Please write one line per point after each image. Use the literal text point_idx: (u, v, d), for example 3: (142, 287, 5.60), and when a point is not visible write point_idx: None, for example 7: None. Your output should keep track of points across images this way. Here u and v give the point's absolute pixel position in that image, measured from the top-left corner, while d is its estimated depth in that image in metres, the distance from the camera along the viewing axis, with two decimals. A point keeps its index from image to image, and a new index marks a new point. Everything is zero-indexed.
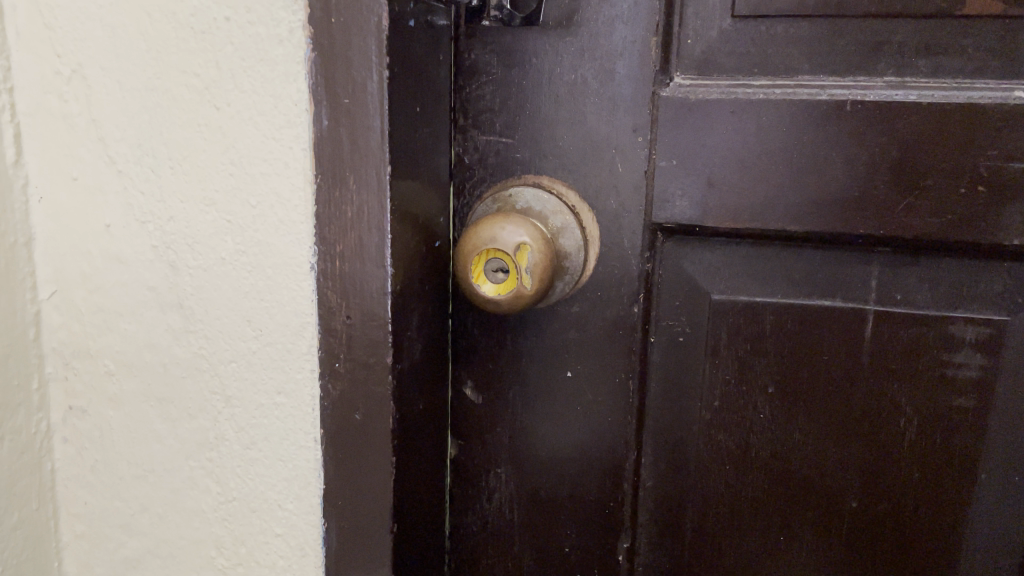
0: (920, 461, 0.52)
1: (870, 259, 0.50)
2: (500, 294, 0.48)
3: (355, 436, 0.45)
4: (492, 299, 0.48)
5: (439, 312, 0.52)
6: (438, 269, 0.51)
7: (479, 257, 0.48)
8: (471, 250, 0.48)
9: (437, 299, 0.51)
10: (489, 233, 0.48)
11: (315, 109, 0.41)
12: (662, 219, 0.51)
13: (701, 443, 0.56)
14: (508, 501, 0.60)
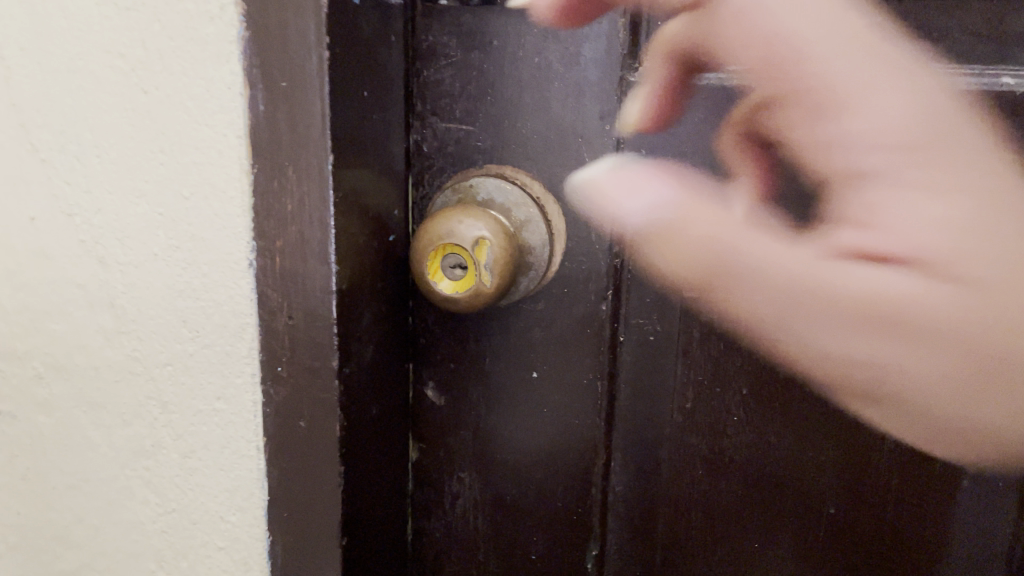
0: (901, 467, 0.50)
1: None
2: (458, 292, 0.45)
3: (300, 444, 0.42)
4: (448, 297, 0.45)
5: (395, 311, 0.49)
6: (393, 265, 0.48)
7: (436, 252, 0.45)
8: (427, 246, 0.45)
9: (392, 296, 0.48)
10: (447, 226, 0.45)
11: (251, 94, 0.38)
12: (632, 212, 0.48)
13: (672, 446, 0.54)
14: (472, 506, 0.57)
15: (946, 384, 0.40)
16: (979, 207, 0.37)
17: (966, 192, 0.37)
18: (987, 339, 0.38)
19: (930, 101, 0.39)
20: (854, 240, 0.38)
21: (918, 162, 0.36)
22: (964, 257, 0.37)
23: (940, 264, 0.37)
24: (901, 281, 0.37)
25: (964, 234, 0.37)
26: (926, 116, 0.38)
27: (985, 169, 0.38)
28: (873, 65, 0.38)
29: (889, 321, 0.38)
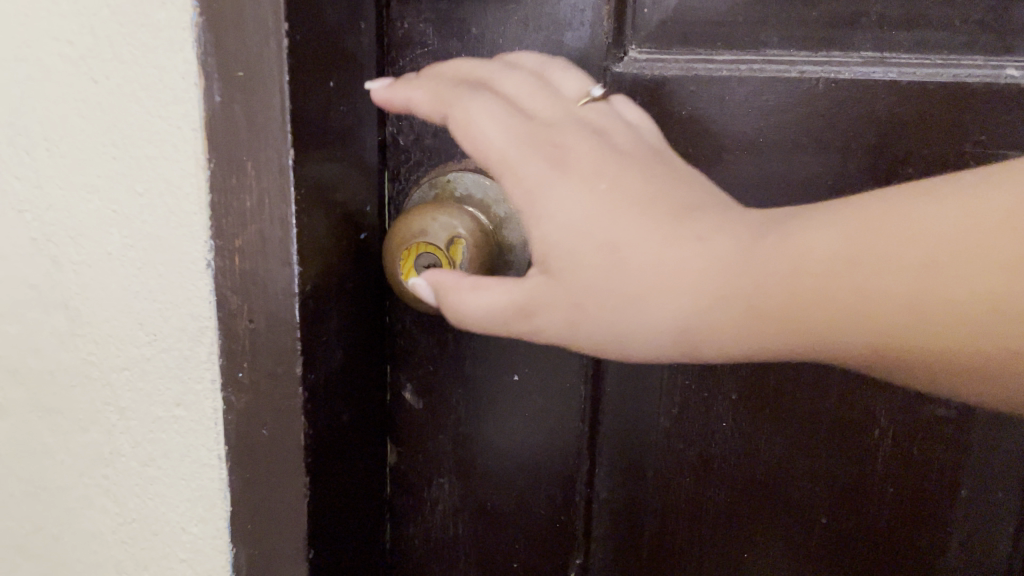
0: (893, 470, 0.49)
1: None
2: None
3: (263, 453, 0.40)
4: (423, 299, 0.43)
5: (368, 312, 0.47)
6: (365, 265, 0.46)
7: (408, 252, 0.43)
8: (398, 245, 0.43)
9: (364, 298, 0.46)
10: (421, 224, 0.42)
11: (206, 84, 0.35)
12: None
13: (659, 451, 0.52)
14: (451, 513, 0.55)
15: (944, 331, 0.29)
16: (757, 243, 0.31)
17: (709, 249, 0.32)
18: (908, 278, 0.28)
19: (632, 191, 0.34)
20: (560, 326, 0.34)
21: (581, 258, 0.33)
22: (688, 315, 0.32)
23: (732, 294, 0.31)
24: (714, 305, 0.32)
25: (735, 288, 0.31)
26: (661, 200, 0.33)
27: (696, 232, 0.32)
28: (622, 181, 0.34)
29: (782, 314, 0.31)
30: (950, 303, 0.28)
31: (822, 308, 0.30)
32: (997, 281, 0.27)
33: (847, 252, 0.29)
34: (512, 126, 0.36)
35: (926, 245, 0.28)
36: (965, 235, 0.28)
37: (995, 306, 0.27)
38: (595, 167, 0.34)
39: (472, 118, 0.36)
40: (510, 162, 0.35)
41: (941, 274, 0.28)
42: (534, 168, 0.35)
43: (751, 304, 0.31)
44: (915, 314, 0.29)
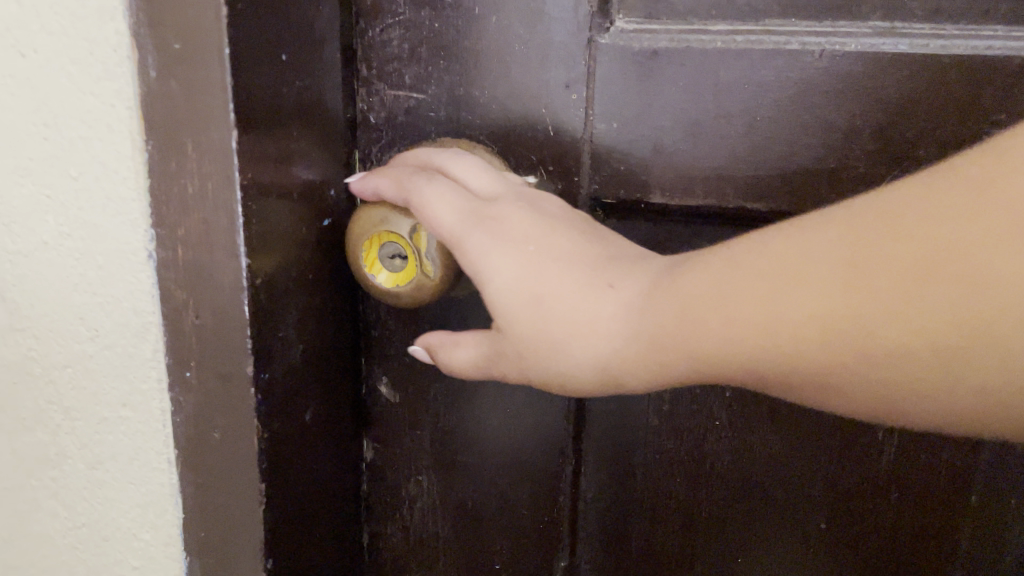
0: (901, 473, 0.45)
1: None
2: (398, 285, 0.41)
3: (214, 458, 0.37)
4: (388, 291, 0.41)
5: (335, 304, 0.44)
6: (331, 252, 0.42)
7: (372, 241, 0.41)
8: (362, 233, 0.41)
9: (331, 288, 0.43)
10: (382, 212, 0.41)
11: (141, 57, 0.32)
12: (606, 186, 0.44)
13: (647, 451, 0.49)
14: (431, 512, 0.53)
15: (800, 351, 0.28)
16: (657, 288, 0.33)
17: (617, 294, 0.34)
18: (758, 304, 0.29)
19: (560, 251, 0.36)
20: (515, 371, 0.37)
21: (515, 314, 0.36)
22: (609, 355, 0.33)
23: (637, 335, 0.33)
24: (621, 338, 0.33)
25: (637, 329, 0.33)
26: (582, 255, 0.36)
27: (609, 281, 0.34)
28: (552, 242, 0.36)
29: (670, 347, 0.32)
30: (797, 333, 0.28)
31: (696, 338, 0.31)
32: (831, 302, 0.27)
33: (716, 286, 0.30)
34: (458, 203, 0.38)
35: (780, 273, 0.28)
36: (807, 261, 0.28)
37: (833, 326, 0.27)
38: (531, 232, 0.37)
39: (426, 201, 0.38)
40: (459, 238, 0.38)
41: (790, 293, 0.28)
42: (477, 240, 0.37)
43: (649, 337, 0.32)
44: (771, 341, 0.29)
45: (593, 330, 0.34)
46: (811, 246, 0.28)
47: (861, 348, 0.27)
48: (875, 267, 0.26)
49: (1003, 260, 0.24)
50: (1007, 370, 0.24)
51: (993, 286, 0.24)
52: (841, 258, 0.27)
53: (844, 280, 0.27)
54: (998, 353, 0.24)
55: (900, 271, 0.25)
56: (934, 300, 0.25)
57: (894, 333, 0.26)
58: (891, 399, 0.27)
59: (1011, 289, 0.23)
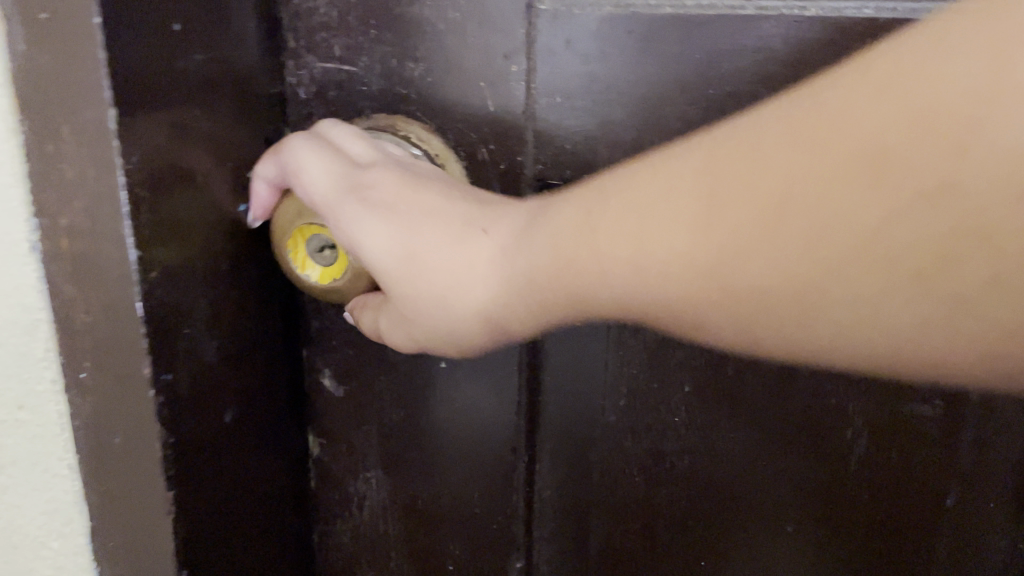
0: (871, 474, 0.42)
1: None
2: (337, 278, 0.38)
3: (118, 464, 0.34)
4: (329, 287, 0.38)
5: (260, 295, 0.41)
6: (253, 240, 0.39)
7: (295, 239, 0.38)
8: (283, 234, 0.38)
9: (254, 278, 0.40)
10: (296, 206, 0.38)
11: (8, 29, 0.29)
12: (551, 167, 0.41)
13: (606, 450, 0.46)
14: (380, 511, 0.50)
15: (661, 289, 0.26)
16: (529, 229, 0.31)
17: (493, 239, 0.32)
18: (620, 241, 0.27)
19: (431, 204, 0.34)
20: (405, 339, 0.36)
21: (392, 275, 0.34)
22: (490, 305, 0.32)
23: (515, 281, 0.31)
24: (500, 285, 0.32)
25: (514, 274, 0.31)
26: (456, 208, 0.34)
27: (483, 226, 0.33)
28: (422, 198, 0.34)
29: (546, 288, 0.30)
30: (656, 273, 0.26)
31: (568, 275, 0.29)
32: (691, 240, 0.25)
33: (585, 222, 0.28)
34: (334, 167, 0.36)
35: (638, 208, 0.27)
36: (663, 197, 0.26)
37: (693, 265, 0.25)
38: (400, 192, 0.35)
39: (301, 162, 0.36)
40: (332, 207, 0.36)
41: (646, 230, 0.26)
42: (350, 207, 0.35)
43: (526, 278, 0.31)
44: (635, 285, 0.27)
45: (471, 280, 0.32)
46: (669, 179, 0.26)
47: (721, 288, 0.25)
48: (734, 204, 0.24)
49: (858, 194, 0.22)
50: (866, 307, 0.23)
51: (848, 226, 0.23)
52: (699, 194, 0.25)
53: (703, 218, 0.25)
54: (851, 295, 0.23)
55: (760, 206, 0.24)
56: (789, 240, 0.24)
57: (751, 274, 0.25)
58: (754, 337, 0.26)
59: (865, 227, 0.22)
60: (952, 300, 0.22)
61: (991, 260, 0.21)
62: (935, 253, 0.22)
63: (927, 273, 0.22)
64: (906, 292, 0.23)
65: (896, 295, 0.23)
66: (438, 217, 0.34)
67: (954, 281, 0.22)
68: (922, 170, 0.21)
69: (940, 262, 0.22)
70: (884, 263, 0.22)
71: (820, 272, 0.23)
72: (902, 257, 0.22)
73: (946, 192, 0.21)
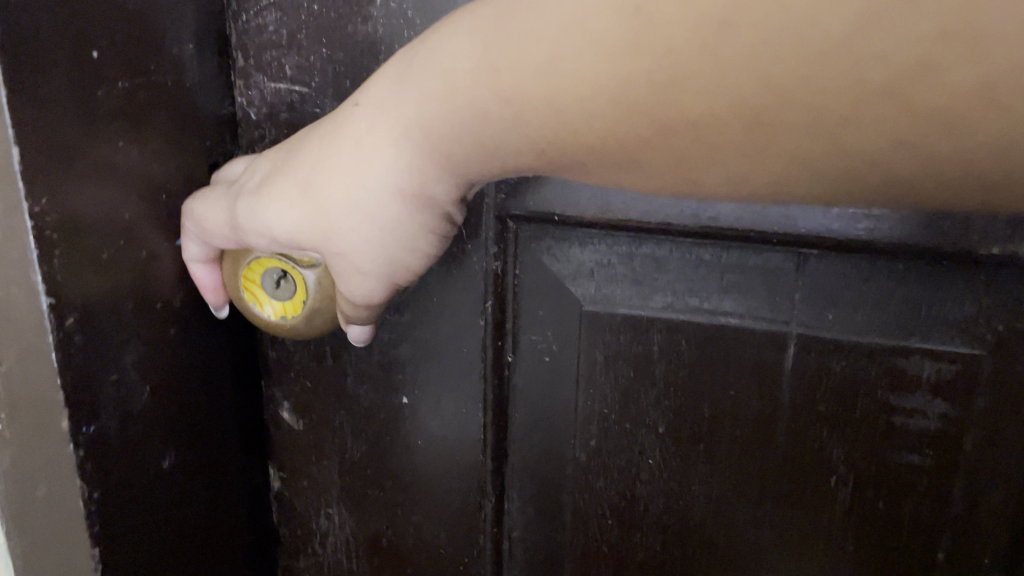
0: (856, 527, 0.39)
1: (804, 258, 0.36)
2: (305, 301, 0.35)
3: (41, 515, 0.33)
4: (304, 315, 0.36)
5: (199, 329, 0.39)
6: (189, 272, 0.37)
7: (251, 296, 0.37)
8: (240, 300, 0.37)
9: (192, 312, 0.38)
10: (230, 272, 0.37)
11: None
12: (513, 196, 0.38)
13: (577, 492, 0.43)
14: (344, 548, 0.48)
15: (598, 119, 0.26)
16: (404, 86, 0.30)
17: (367, 108, 0.31)
18: (537, 72, 0.27)
19: (314, 128, 0.33)
20: (350, 282, 0.34)
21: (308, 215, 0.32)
22: (400, 176, 0.31)
23: (415, 143, 0.30)
24: (403, 158, 0.30)
25: (405, 127, 0.30)
26: (329, 116, 0.33)
27: (355, 100, 0.32)
28: (307, 134, 0.33)
29: (455, 142, 0.29)
30: (588, 101, 0.26)
31: (478, 123, 0.28)
32: (625, 63, 0.25)
33: (482, 57, 0.28)
34: (224, 194, 0.35)
35: (552, 36, 0.26)
36: (580, 18, 0.25)
37: (633, 89, 0.25)
38: (286, 156, 0.34)
39: (199, 216, 0.35)
40: (241, 233, 0.34)
41: (570, 55, 0.26)
42: (248, 205, 0.34)
43: (426, 136, 0.30)
44: (572, 119, 0.27)
45: (367, 154, 0.31)
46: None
47: (669, 107, 0.25)
48: (673, 21, 0.24)
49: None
50: (826, 118, 0.24)
51: (810, 33, 0.23)
52: (630, 11, 0.25)
53: (637, 37, 0.25)
54: (811, 103, 0.24)
55: (700, 18, 0.24)
56: (744, 50, 0.23)
57: (697, 93, 0.25)
58: (704, 156, 0.26)
59: (829, 37, 0.22)
60: (924, 101, 0.23)
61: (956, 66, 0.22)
62: (910, 61, 0.22)
63: (895, 75, 0.23)
64: (866, 96, 0.23)
65: (858, 103, 0.23)
66: (318, 137, 0.32)
67: (920, 86, 0.23)
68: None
69: (907, 66, 0.22)
70: (847, 68, 0.23)
71: (779, 89, 0.24)
72: (867, 62, 0.23)
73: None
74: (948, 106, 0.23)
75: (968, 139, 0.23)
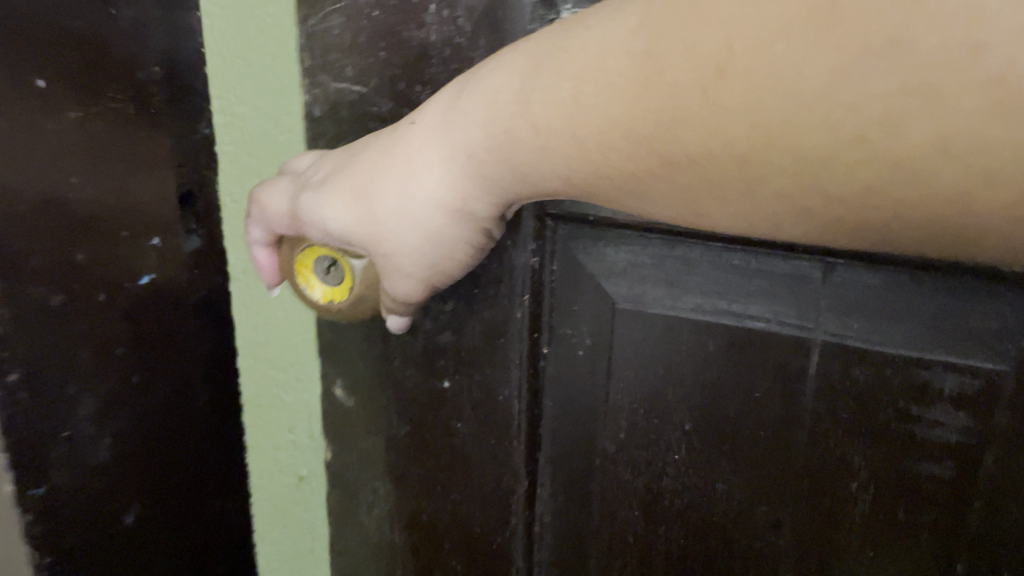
0: (876, 535, 0.40)
1: (833, 265, 0.37)
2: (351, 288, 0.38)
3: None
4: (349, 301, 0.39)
5: (147, 356, 0.47)
6: (135, 300, 0.46)
7: (304, 279, 0.40)
8: (293, 281, 0.40)
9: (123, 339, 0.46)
10: (287, 257, 0.40)
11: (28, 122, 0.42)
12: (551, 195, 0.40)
13: (605, 482, 0.45)
14: (389, 519, 0.52)
15: (616, 152, 0.28)
16: (453, 108, 0.32)
17: (419, 127, 0.33)
18: (562, 105, 0.29)
19: (370, 143, 0.36)
20: (393, 285, 0.36)
21: (350, 224, 0.35)
22: (442, 193, 0.33)
23: (455, 163, 0.32)
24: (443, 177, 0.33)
25: (453, 149, 0.32)
26: (388, 132, 0.35)
27: (412, 118, 0.34)
28: (362, 148, 0.36)
29: (499, 165, 0.31)
30: (605, 134, 0.28)
31: (516, 147, 0.31)
32: (636, 100, 0.27)
33: (520, 89, 0.30)
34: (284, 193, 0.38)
35: (577, 73, 0.28)
36: (602, 59, 0.28)
37: (643, 128, 0.27)
38: (340, 163, 0.37)
39: (262, 202, 0.39)
40: (297, 226, 0.37)
41: (593, 93, 0.28)
42: (302, 205, 0.37)
43: (470, 157, 0.32)
44: (595, 149, 0.29)
45: (412, 173, 0.33)
46: (607, 40, 0.27)
47: (677, 144, 0.27)
48: (676, 65, 0.26)
49: (800, 53, 0.24)
50: (811, 166, 0.25)
51: (798, 84, 0.24)
52: (643, 54, 0.26)
53: (647, 79, 0.26)
54: (802, 153, 0.25)
55: (700, 64, 0.25)
56: (736, 98, 0.25)
57: (700, 134, 0.26)
58: (711, 188, 0.28)
59: (810, 89, 0.24)
60: (901, 159, 0.24)
61: (932, 118, 0.23)
62: (883, 111, 0.23)
63: (871, 130, 0.24)
64: (848, 148, 0.24)
65: (843, 154, 0.24)
66: (372, 152, 0.35)
67: (899, 143, 0.23)
68: (871, 26, 0.22)
69: (885, 122, 0.23)
70: (833, 121, 0.24)
71: (769, 136, 0.25)
72: (849, 115, 0.24)
73: (894, 43, 0.22)
74: (921, 157, 0.23)
75: (948, 193, 0.24)
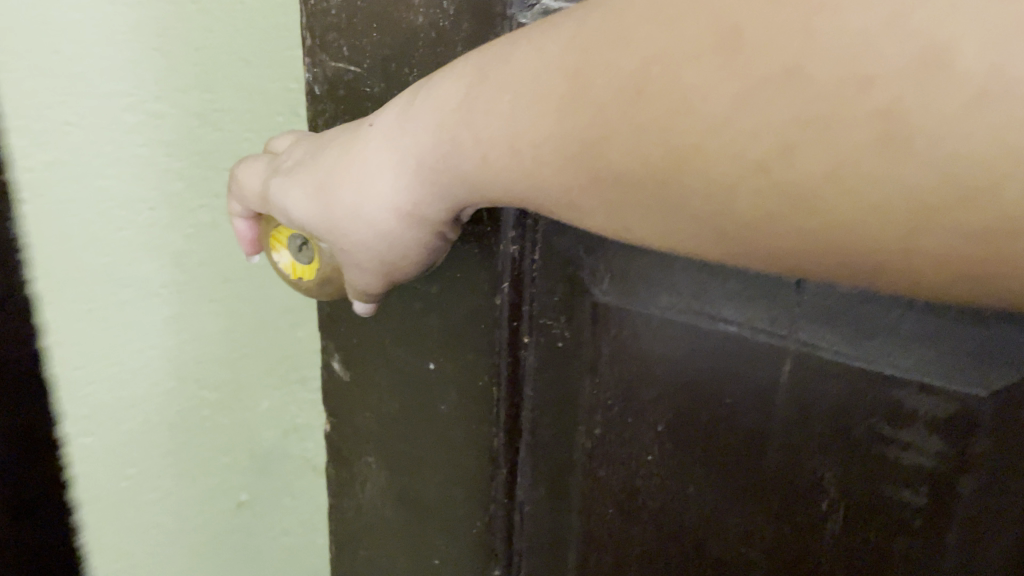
0: (845, 557, 0.38)
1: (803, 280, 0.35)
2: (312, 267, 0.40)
3: None
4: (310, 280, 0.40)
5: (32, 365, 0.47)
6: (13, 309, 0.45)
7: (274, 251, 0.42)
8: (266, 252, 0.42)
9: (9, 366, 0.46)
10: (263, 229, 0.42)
11: None
12: None
13: (581, 476, 0.45)
14: (381, 493, 0.54)
15: (543, 164, 0.30)
16: (405, 113, 0.34)
17: (376, 129, 0.35)
18: (499, 116, 0.31)
19: (338, 138, 0.38)
20: (350, 273, 0.38)
21: (311, 209, 0.37)
22: (394, 191, 0.35)
23: (405, 165, 0.34)
24: (397, 177, 0.34)
25: (405, 155, 0.34)
26: (352, 130, 0.37)
27: (371, 120, 0.36)
28: (331, 142, 0.38)
29: (442, 170, 0.33)
30: (535, 145, 0.30)
31: (459, 153, 0.32)
32: (563, 116, 0.29)
33: (464, 98, 0.32)
34: (261, 174, 0.40)
35: (516, 86, 0.30)
36: (535, 76, 0.30)
37: (568, 142, 0.29)
38: (310, 151, 0.39)
39: (241, 179, 0.41)
40: (267, 203, 0.40)
41: (526, 107, 0.30)
42: (273, 184, 0.39)
43: (418, 164, 0.34)
44: (524, 160, 0.31)
45: (370, 170, 0.35)
46: (541, 57, 0.30)
47: (598, 158, 0.29)
48: (600, 83, 0.28)
49: (703, 79, 0.25)
50: (710, 188, 0.26)
51: (701, 107, 0.25)
52: (570, 72, 0.29)
53: (574, 95, 0.28)
54: (703, 173, 0.26)
55: (619, 85, 0.27)
56: (648, 118, 0.27)
57: (617, 151, 0.28)
58: (620, 201, 0.29)
59: (716, 115, 0.25)
60: (793, 187, 0.25)
61: (822, 150, 0.24)
62: (778, 140, 0.24)
63: (767, 157, 0.25)
64: (745, 172, 0.25)
65: (739, 177, 0.26)
66: (338, 147, 0.37)
67: (791, 171, 0.25)
68: (772, 55, 0.24)
69: (780, 150, 0.25)
70: (733, 146, 0.25)
71: (676, 156, 0.27)
72: (746, 141, 0.25)
73: (790, 73, 0.24)
74: (813, 186, 0.24)
75: (836, 223, 0.25)
